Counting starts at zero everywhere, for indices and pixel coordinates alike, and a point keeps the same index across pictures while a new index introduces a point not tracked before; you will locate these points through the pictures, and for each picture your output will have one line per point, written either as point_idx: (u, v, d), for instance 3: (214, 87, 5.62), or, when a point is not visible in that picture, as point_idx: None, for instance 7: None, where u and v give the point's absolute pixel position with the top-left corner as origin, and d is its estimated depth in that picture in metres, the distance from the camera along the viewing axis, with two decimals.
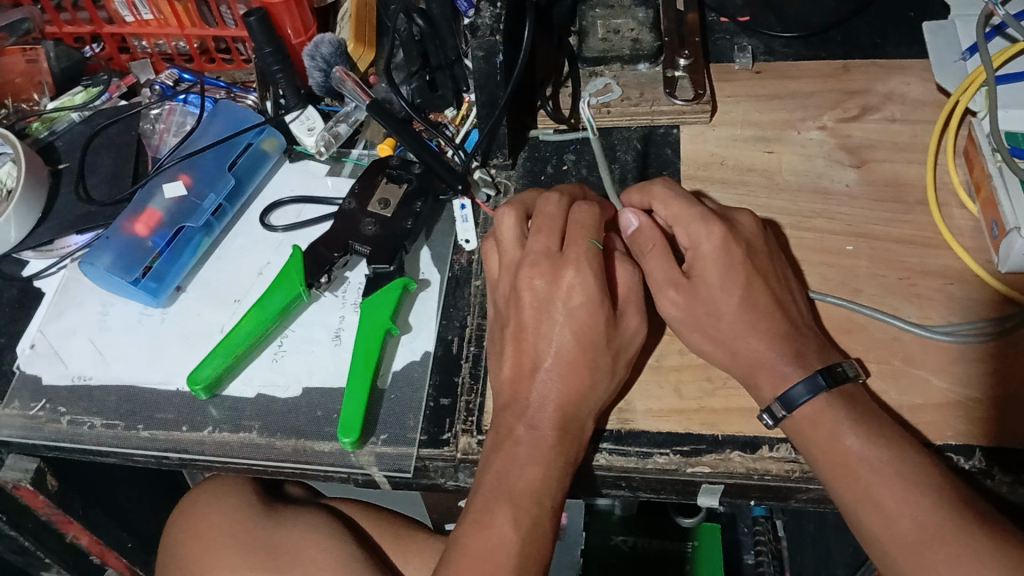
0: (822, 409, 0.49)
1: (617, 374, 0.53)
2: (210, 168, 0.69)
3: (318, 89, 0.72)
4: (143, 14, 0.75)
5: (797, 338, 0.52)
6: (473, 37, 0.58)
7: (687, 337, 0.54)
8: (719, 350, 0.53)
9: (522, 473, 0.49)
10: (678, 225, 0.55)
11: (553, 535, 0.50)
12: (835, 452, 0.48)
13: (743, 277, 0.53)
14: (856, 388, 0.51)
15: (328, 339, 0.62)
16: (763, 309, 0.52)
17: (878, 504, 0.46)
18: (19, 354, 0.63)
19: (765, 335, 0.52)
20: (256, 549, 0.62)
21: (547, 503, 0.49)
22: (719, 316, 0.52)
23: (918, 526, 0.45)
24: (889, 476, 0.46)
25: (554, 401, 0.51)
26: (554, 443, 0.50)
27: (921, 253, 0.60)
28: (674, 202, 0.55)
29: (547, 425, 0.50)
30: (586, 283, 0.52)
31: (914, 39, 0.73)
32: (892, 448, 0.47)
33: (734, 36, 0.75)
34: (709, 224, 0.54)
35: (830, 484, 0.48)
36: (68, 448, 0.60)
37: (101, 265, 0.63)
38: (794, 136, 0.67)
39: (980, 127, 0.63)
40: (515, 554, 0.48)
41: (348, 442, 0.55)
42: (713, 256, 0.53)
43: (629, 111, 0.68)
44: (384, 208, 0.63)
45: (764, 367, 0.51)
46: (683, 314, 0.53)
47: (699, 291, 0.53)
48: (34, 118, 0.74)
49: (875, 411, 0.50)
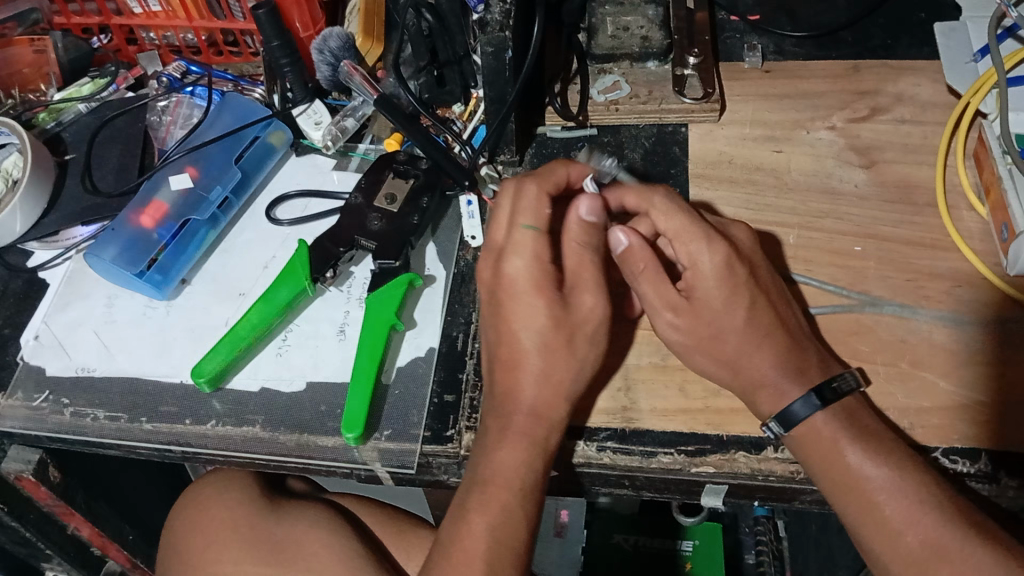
0: (818, 426, 0.49)
1: (582, 351, 0.52)
2: (218, 161, 0.69)
3: (325, 83, 0.72)
4: (151, 6, 0.75)
5: (802, 350, 0.52)
6: (482, 33, 0.58)
7: (689, 359, 0.53)
8: (722, 371, 0.52)
9: (498, 461, 0.50)
10: (678, 242, 0.53)
11: (532, 523, 0.50)
12: (833, 464, 0.48)
13: (748, 297, 0.52)
14: (855, 399, 0.51)
15: (333, 334, 0.61)
16: (766, 326, 0.52)
17: (881, 520, 0.46)
18: (23, 345, 0.63)
19: (768, 353, 0.51)
20: (259, 543, 0.62)
21: (517, 488, 0.49)
22: (724, 338, 0.52)
23: (924, 542, 0.45)
24: (893, 493, 0.46)
25: (521, 388, 0.51)
26: (518, 426, 0.50)
27: (930, 254, 0.60)
28: (679, 214, 0.54)
29: (528, 418, 0.50)
30: (519, 276, 0.52)
31: (926, 40, 0.72)
32: (887, 461, 0.47)
33: (744, 35, 0.75)
34: (713, 243, 0.52)
35: (830, 497, 0.49)
36: (69, 440, 0.59)
37: (107, 256, 0.63)
38: (803, 136, 0.67)
39: (991, 129, 0.62)
40: (485, 539, 0.48)
41: (351, 438, 0.55)
42: (715, 275, 0.52)
43: (638, 108, 0.68)
44: (390, 203, 0.63)
45: (765, 386, 0.51)
46: (686, 339, 0.53)
47: (702, 311, 0.52)
48: (41, 109, 0.74)
49: (857, 414, 0.50)
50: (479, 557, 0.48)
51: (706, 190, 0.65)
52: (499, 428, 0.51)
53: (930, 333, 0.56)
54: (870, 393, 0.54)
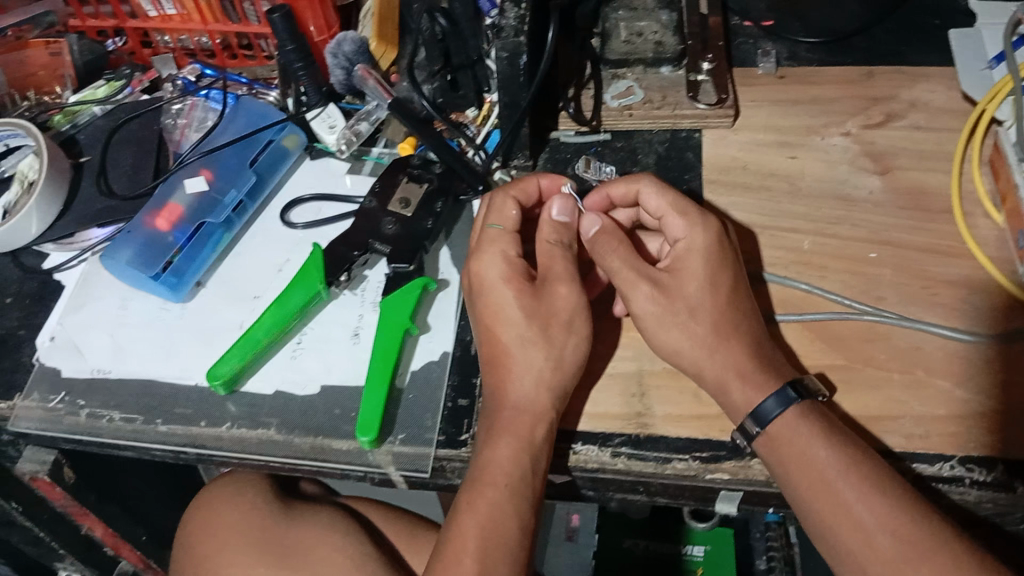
0: (793, 421, 0.49)
1: (558, 342, 0.53)
2: (232, 163, 0.69)
3: (340, 87, 0.73)
4: (166, 9, 0.75)
5: (768, 346, 0.52)
6: (497, 38, 0.58)
7: (659, 337, 0.53)
8: (696, 350, 0.52)
9: (487, 458, 0.50)
10: (672, 215, 0.56)
11: (524, 519, 0.49)
12: (795, 458, 0.48)
13: (728, 277, 0.53)
14: (818, 405, 0.51)
15: (347, 337, 0.62)
16: (744, 312, 0.53)
17: (856, 521, 0.46)
18: (38, 347, 0.63)
19: (742, 338, 0.52)
20: (271, 546, 0.62)
21: (501, 482, 0.49)
22: (698, 313, 0.52)
23: (895, 543, 0.44)
24: (865, 490, 0.46)
25: (508, 384, 0.52)
26: (499, 419, 0.51)
27: (945, 261, 0.59)
28: (667, 193, 0.56)
29: (512, 412, 0.51)
30: (488, 272, 0.55)
31: (941, 46, 0.72)
32: (849, 453, 0.47)
33: (758, 40, 0.75)
34: (705, 220, 0.55)
35: (803, 499, 0.48)
36: (85, 442, 0.60)
37: (121, 259, 0.64)
38: (817, 142, 0.67)
39: (1007, 136, 0.62)
40: (476, 534, 0.48)
41: (365, 441, 0.55)
42: (701, 252, 0.54)
43: (652, 114, 0.68)
44: (404, 207, 0.63)
45: (737, 378, 0.51)
46: (659, 313, 0.53)
47: (681, 285, 0.53)
48: (57, 110, 0.74)
49: (822, 409, 0.51)
50: (470, 553, 0.48)
51: (719, 196, 0.65)
52: (488, 426, 0.52)
53: (945, 340, 0.56)
54: (884, 400, 0.54)
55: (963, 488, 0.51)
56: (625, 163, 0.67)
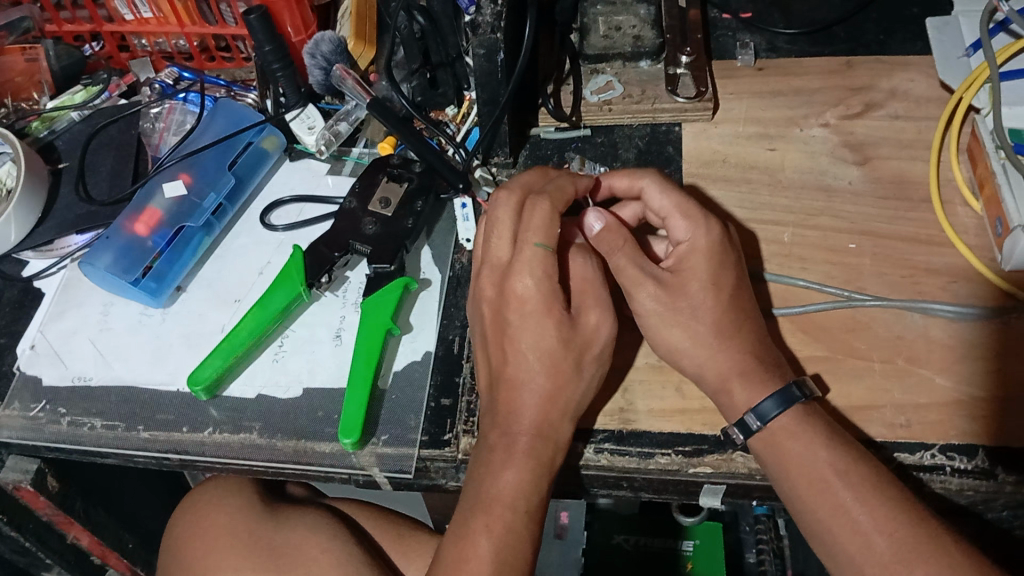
0: (793, 420, 0.49)
1: (586, 374, 0.52)
2: (210, 168, 0.69)
3: (318, 88, 0.72)
4: (142, 13, 0.75)
5: (771, 346, 0.52)
6: (474, 35, 0.58)
7: (660, 335, 0.53)
8: (698, 349, 0.51)
9: (498, 480, 0.49)
10: (677, 216, 0.54)
11: (527, 535, 0.49)
12: (796, 460, 0.48)
13: (732, 281, 0.53)
14: (814, 406, 0.50)
15: (328, 339, 0.61)
16: (746, 315, 0.52)
17: (853, 522, 0.45)
18: (19, 355, 0.63)
19: (745, 339, 0.51)
20: (258, 548, 0.62)
21: (519, 505, 0.49)
22: (698, 316, 0.52)
23: (893, 545, 0.44)
24: (865, 491, 0.46)
25: (521, 405, 0.51)
26: (524, 445, 0.50)
27: (926, 251, 0.60)
28: (672, 193, 0.55)
29: (514, 423, 0.50)
30: (528, 295, 0.52)
31: (919, 35, 0.72)
32: (851, 455, 0.47)
33: (737, 32, 0.75)
34: (709, 220, 0.54)
35: (800, 501, 0.48)
36: (68, 450, 0.59)
37: (101, 265, 0.63)
38: (797, 133, 0.67)
39: (985, 124, 0.62)
40: (488, 559, 0.47)
41: (349, 443, 0.54)
42: (705, 252, 0.53)
43: (631, 108, 0.68)
44: (384, 207, 0.63)
45: (734, 375, 0.50)
46: (662, 313, 0.52)
47: (687, 284, 0.52)
48: (34, 117, 0.74)
49: (833, 422, 0.50)
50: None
51: (700, 191, 0.64)
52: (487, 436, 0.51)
53: (927, 329, 0.56)
54: (867, 390, 0.54)
55: (945, 476, 0.51)
56: (606, 158, 0.67)
